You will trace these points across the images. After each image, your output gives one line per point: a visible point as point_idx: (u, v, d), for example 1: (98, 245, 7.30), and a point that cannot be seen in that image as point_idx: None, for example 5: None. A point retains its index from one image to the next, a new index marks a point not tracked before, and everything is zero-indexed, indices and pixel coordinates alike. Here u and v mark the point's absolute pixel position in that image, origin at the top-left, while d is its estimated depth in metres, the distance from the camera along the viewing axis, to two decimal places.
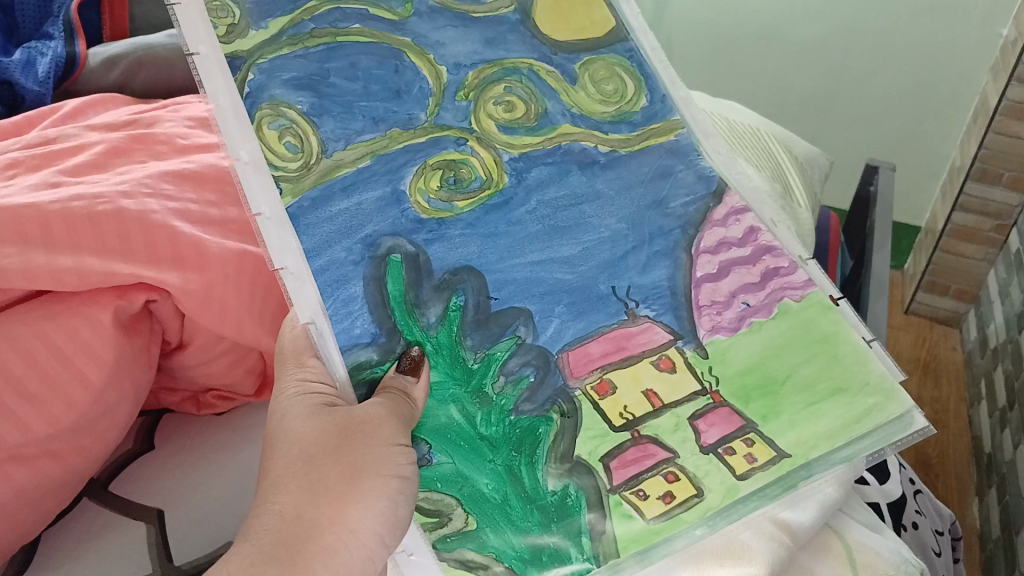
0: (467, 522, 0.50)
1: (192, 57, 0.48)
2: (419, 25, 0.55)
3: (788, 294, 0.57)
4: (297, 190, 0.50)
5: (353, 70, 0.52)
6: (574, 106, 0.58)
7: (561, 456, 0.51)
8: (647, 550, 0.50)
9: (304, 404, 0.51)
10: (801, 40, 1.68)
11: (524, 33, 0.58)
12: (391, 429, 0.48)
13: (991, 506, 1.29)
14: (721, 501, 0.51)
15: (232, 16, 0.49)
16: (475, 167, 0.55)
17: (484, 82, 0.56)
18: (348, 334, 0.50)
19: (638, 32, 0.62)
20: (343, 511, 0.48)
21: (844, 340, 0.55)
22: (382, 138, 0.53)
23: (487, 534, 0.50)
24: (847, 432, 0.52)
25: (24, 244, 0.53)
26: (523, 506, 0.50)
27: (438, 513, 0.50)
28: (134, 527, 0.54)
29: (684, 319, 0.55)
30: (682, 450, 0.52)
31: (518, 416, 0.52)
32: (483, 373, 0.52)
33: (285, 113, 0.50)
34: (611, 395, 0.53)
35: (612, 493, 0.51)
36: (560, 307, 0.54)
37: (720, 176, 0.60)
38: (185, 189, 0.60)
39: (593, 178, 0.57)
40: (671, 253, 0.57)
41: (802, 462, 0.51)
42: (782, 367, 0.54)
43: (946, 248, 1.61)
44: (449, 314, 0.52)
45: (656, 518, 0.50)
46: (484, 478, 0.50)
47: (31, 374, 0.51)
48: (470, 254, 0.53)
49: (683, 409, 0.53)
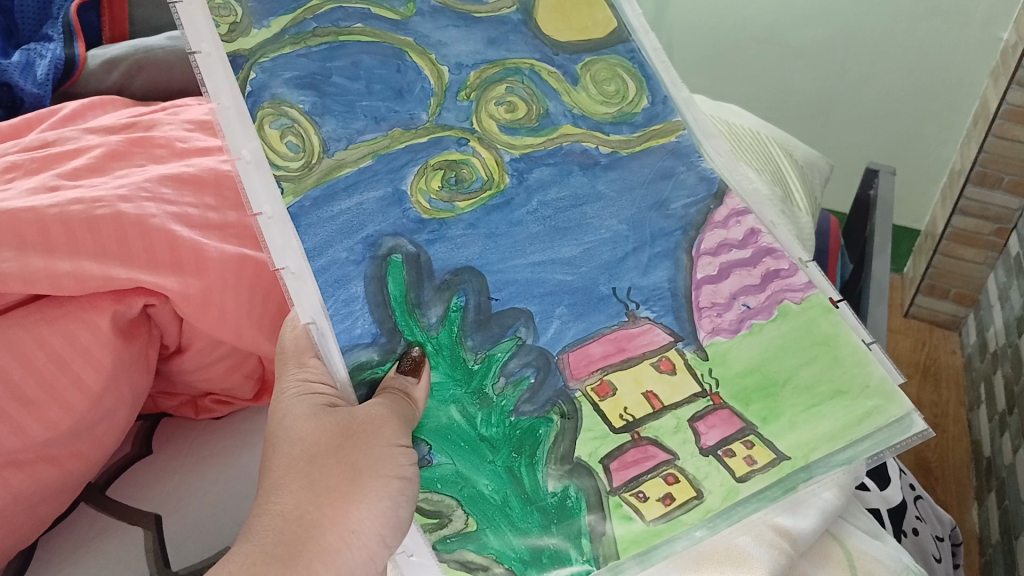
0: (467, 523, 0.49)
1: (194, 55, 0.47)
2: (422, 25, 0.54)
3: (788, 297, 0.57)
4: (298, 190, 0.49)
5: (355, 69, 0.52)
6: (575, 107, 0.59)
7: (561, 457, 0.51)
8: (648, 551, 0.49)
9: (304, 404, 0.50)
10: (801, 43, 1.68)
11: (526, 33, 0.58)
12: (393, 429, 0.48)
13: (990, 510, 1.28)
14: (721, 503, 0.50)
15: (235, 14, 0.48)
16: (476, 168, 0.55)
17: (486, 82, 0.56)
18: (349, 334, 0.50)
19: (639, 32, 0.61)
20: (344, 512, 0.47)
21: (844, 342, 0.55)
22: (383, 139, 0.52)
23: (488, 535, 0.49)
24: (848, 433, 0.51)
25: (23, 248, 0.53)
26: (523, 508, 0.50)
27: (438, 513, 0.49)
28: (131, 532, 0.54)
29: (685, 320, 0.55)
30: (682, 452, 0.51)
31: (518, 417, 0.51)
32: (483, 374, 0.52)
33: (287, 113, 0.49)
34: (611, 396, 0.53)
35: (612, 494, 0.50)
36: (561, 307, 0.54)
37: (720, 177, 0.60)
38: (184, 193, 0.59)
39: (594, 179, 0.57)
40: (672, 254, 0.57)
41: (802, 464, 0.51)
42: (783, 369, 0.54)
43: (946, 252, 1.61)
44: (449, 314, 0.52)
45: (656, 519, 0.49)
46: (484, 478, 0.50)
47: (29, 378, 0.51)
48: (471, 255, 0.53)
49: (682, 411, 0.53)
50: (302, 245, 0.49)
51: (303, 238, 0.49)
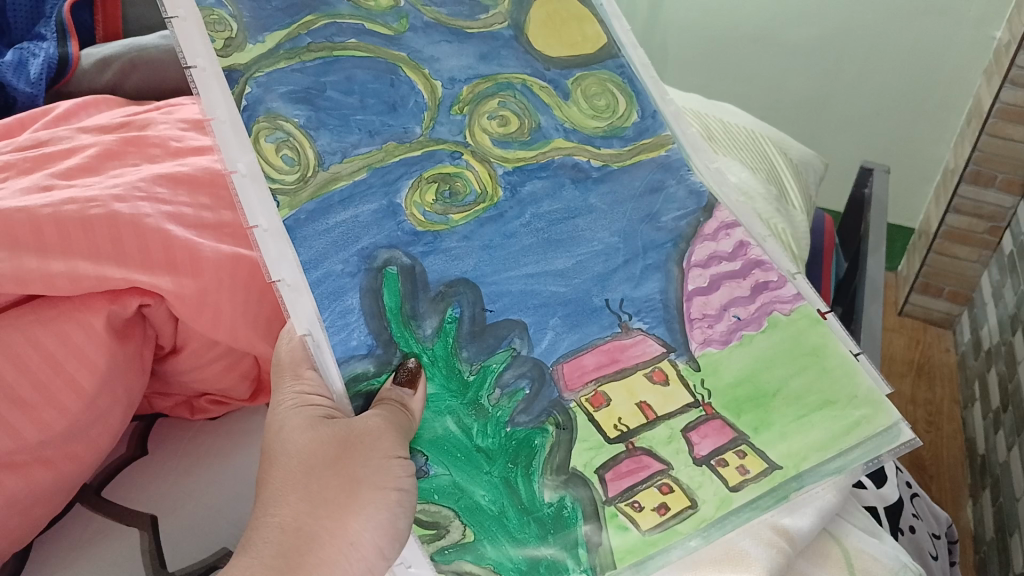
0: (464, 533, 0.50)
1: (191, 70, 0.47)
2: (415, 41, 0.54)
3: (777, 308, 0.56)
4: (293, 203, 0.49)
5: (349, 84, 0.52)
6: (567, 121, 0.58)
7: (556, 467, 0.51)
8: (644, 561, 0.49)
9: (302, 416, 0.49)
10: (795, 43, 1.68)
11: (517, 48, 0.58)
12: (391, 441, 0.48)
13: (985, 508, 1.28)
14: (714, 513, 0.50)
15: (230, 30, 0.49)
16: (470, 181, 0.55)
17: (478, 96, 0.56)
18: (345, 345, 0.49)
19: (628, 48, 0.61)
20: (343, 524, 0.47)
21: (833, 352, 0.55)
22: (378, 152, 0.52)
23: (484, 546, 0.50)
24: (838, 442, 0.52)
25: (16, 249, 0.52)
26: (521, 518, 0.50)
27: (436, 525, 0.50)
28: (126, 534, 0.54)
29: (677, 330, 0.55)
30: (676, 462, 0.52)
31: (513, 428, 0.51)
32: (478, 385, 0.52)
33: (282, 126, 0.49)
34: (605, 407, 0.53)
35: (607, 504, 0.51)
36: (555, 318, 0.54)
37: (710, 191, 0.60)
38: (179, 193, 0.59)
39: (586, 192, 0.57)
40: (662, 266, 0.57)
41: (792, 474, 0.51)
42: (773, 379, 0.54)
43: (939, 250, 1.62)
44: (444, 326, 0.52)
45: (651, 529, 0.50)
46: (480, 488, 0.50)
47: (22, 380, 0.50)
48: (467, 268, 0.53)
49: (676, 421, 0.53)
50: (296, 260, 0.48)
51: (298, 251, 0.49)
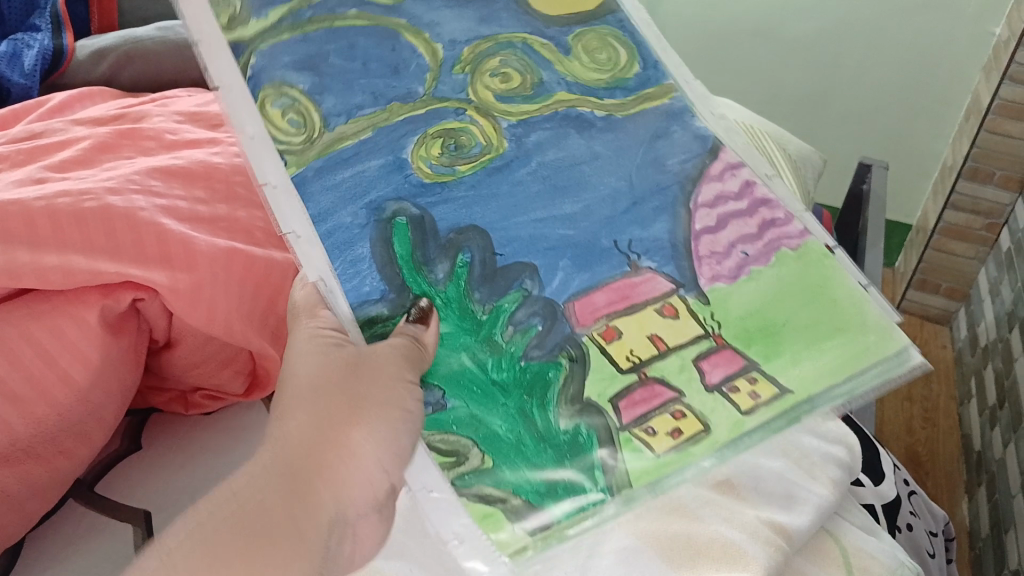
0: (483, 460, 0.47)
1: (196, 45, 0.53)
2: (414, 8, 0.58)
3: (786, 243, 0.55)
4: (301, 161, 0.52)
5: (351, 51, 0.55)
6: (569, 75, 0.60)
7: (572, 397, 0.49)
8: (659, 480, 0.46)
9: (313, 344, 0.50)
10: (795, 37, 1.68)
11: (517, 9, 0.60)
12: (399, 364, 0.47)
13: (981, 504, 1.29)
14: (726, 436, 0.47)
15: (233, 7, 0.54)
16: (475, 134, 0.56)
17: (479, 56, 0.58)
18: (357, 291, 0.51)
19: (625, 5, 0.63)
20: (347, 437, 0.47)
21: (838, 285, 0.52)
22: (381, 112, 0.55)
23: (503, 470, 0.46)
24: (851, 364, 0.49)
25: (8, 242, 0.52)
26: (539, 445, 0.47)
27: (457, 452, 0.47)
28: (119, 529, 0.53)
29: (685, 267, 0.53)
30: (688, 389, 0.49)
31: (527, 362, 0.50)
32: (492, 323, 0.51)
33: (287, 92, 0.53)
34: (616, 340, 0.50)
35: (623, 430, 0.48)
36: (565, 260, 0.53)
37: (715, 134, 0.60)
38: (173, 185, 0.59)
39: (590, 141, 0.57)
40: (671, 208, 0.56)
41: (806, 399, 0.48)
42: (781, 312, 0.51)
43: (937, 246, 1.61)
44: (456, 270, 0.52)
45: (667, 451, 0.47)
46: (497, 419, 0.48)
47: (15, 375, 0.50)
48: (475, 214, 0.53)
49: (687, 351, 0.50)
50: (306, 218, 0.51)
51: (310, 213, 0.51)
